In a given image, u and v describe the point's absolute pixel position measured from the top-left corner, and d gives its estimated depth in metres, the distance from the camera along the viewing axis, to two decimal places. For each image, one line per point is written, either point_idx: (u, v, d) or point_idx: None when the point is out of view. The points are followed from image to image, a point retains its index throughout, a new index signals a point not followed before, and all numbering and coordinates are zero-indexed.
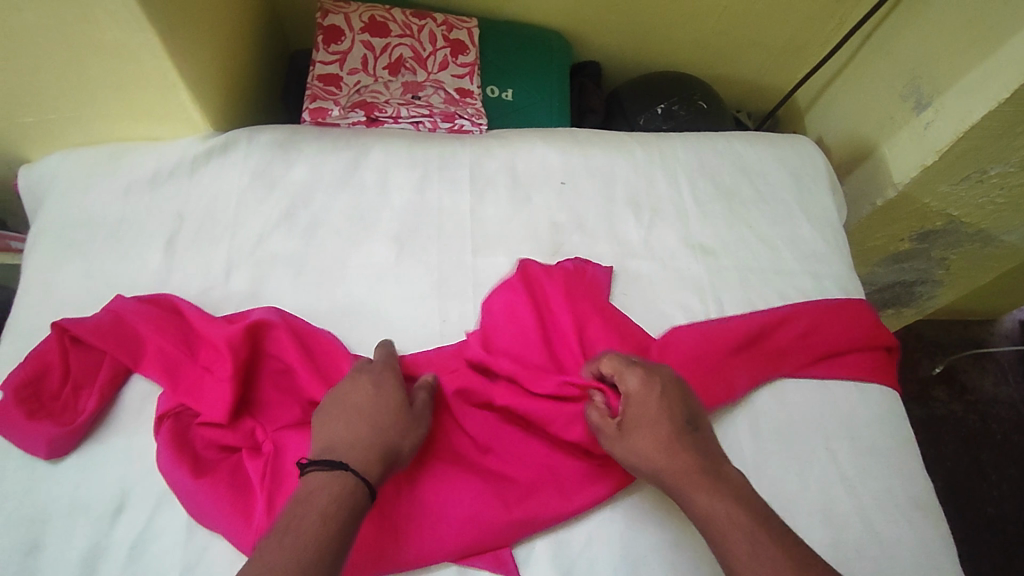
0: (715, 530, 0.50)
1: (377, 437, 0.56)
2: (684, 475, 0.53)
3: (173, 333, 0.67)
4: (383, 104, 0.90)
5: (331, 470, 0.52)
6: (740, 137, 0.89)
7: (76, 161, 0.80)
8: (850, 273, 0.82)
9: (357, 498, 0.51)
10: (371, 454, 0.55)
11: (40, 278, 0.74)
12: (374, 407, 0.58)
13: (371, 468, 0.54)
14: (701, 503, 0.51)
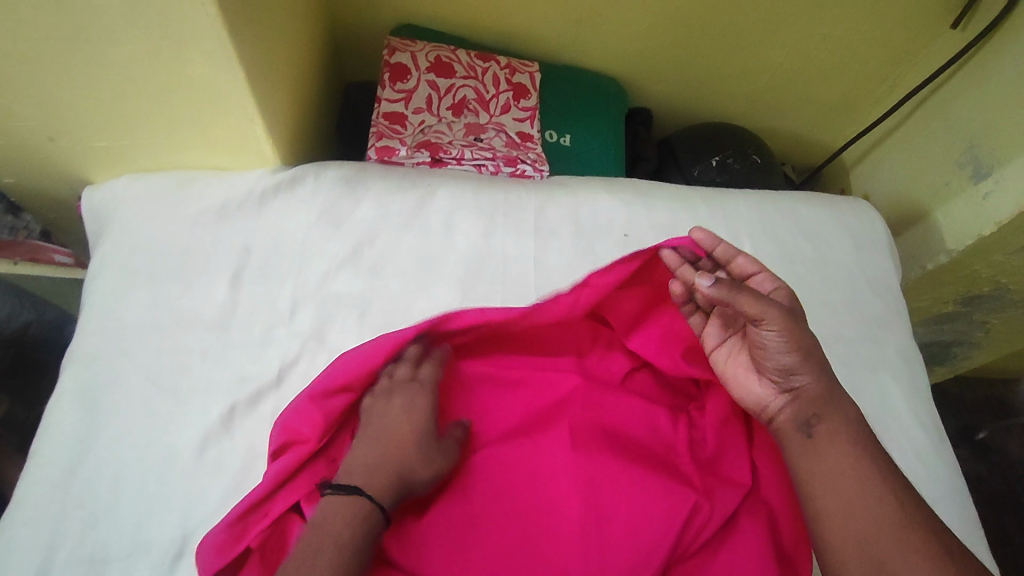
0: (847, 485, 0.56)
1: (390, 457, 0.58)
2: (828, 402, 0.59)
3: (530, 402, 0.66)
4: (447, 144, 0.89)
5: (351, 497, 0.55)
6: (799, 197, 0.90)
7: (145, 189, 0.80)
8: (907, 341, 0.82)
9: (372, 522, 0.54)
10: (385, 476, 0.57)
11: (103, 304, 0.73)
12: (384, 430, 0.60)
13: (381, 490, 0.56)
14: (842, 438, 0.57)
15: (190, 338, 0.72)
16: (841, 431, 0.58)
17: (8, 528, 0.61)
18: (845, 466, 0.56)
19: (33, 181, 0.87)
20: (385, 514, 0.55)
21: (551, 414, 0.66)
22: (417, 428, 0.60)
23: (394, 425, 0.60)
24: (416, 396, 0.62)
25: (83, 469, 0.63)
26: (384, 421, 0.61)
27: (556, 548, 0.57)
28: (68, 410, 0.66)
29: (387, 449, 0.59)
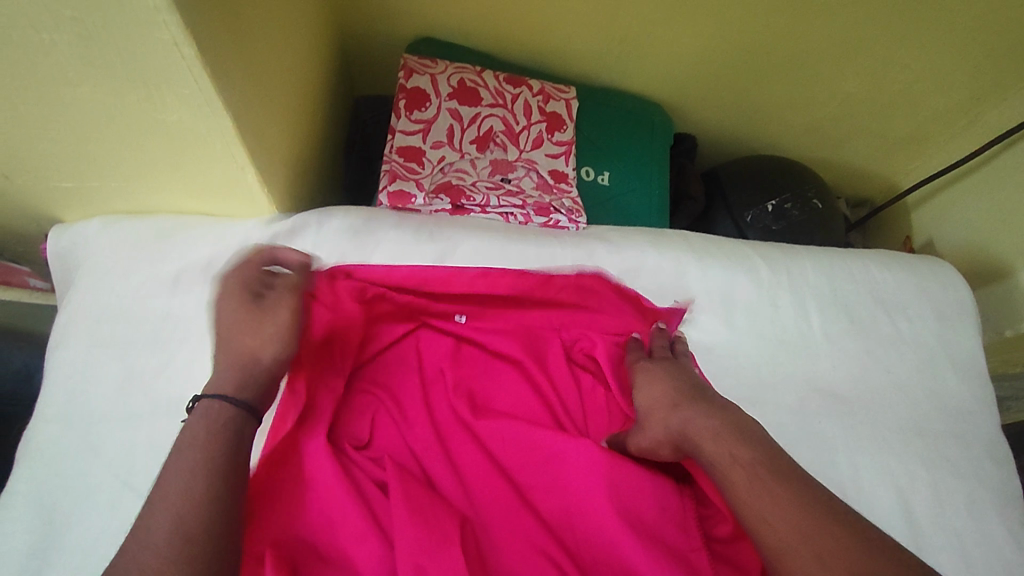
0: (770, 533, 0.45)
1: (241, 357, 0.52)
2: (718, 438, 0.52)
3: (539, 452, 0.61)
4: (470, 188, 0.78)
5: (208, 416, 0.47)
6: (874, 258, 0.78)
7: (121, 238, 0.69)
8: (997, 436, 0.71)
9: (234, 432, 0.48)
10: (227, 370, 0.51)
11: (67, 379, 0.62)
12: (238, 324, 0.53)
13: (242, 393, 0.50)
14: (740, 484, 0.48)
15: (167, 423, 0.61)
16: (738, 479, 0.48)
17: None
18: (760, 508, 0.46)
19: None
20: (253, 420, 0.49)
21: (562, 470, 0.60)
22: (271, 328, 0.54)
23: (250, 328, 0.53)
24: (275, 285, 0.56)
25: None
26: (234, 320, 0.54)
27: None
28: (22, 513, 0.56)
29: (234, 348, 0.52)
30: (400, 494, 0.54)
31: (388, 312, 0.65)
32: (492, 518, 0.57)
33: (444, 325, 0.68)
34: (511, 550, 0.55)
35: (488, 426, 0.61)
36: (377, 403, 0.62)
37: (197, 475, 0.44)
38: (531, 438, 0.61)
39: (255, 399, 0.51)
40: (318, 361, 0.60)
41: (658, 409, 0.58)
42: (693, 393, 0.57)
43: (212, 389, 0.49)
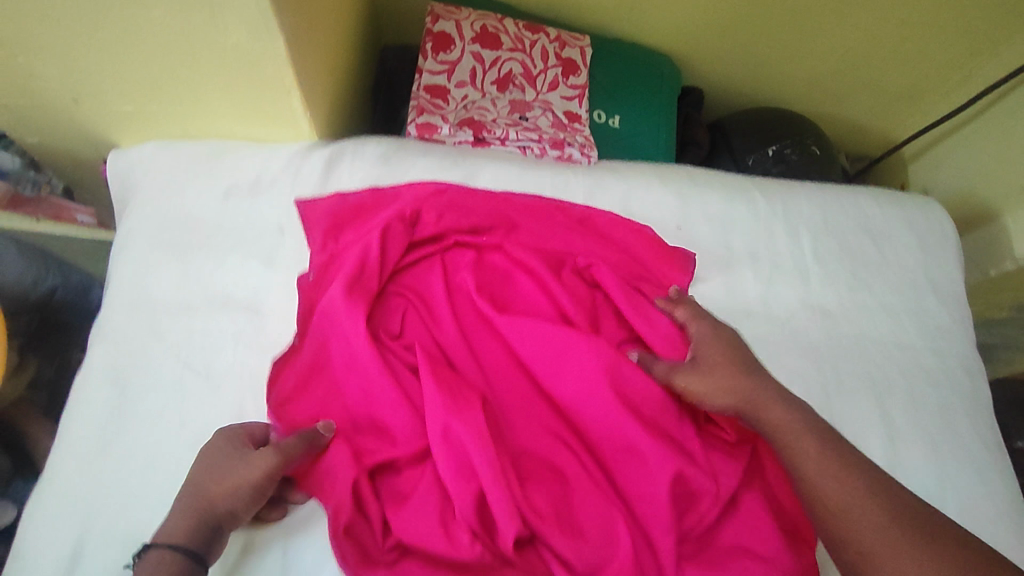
0: (827, 495, 0.53)
1: (206, 498, 0.53)
2: (780, 411, 0.59)
3: (553, 345, 0.66)
4: (491, 123, 0.84)
5: (163, 552, 0.50)
6: (865, 194, 0.85)
7: (176, 158, 0.76)
8: (970, 353, 0.78)
9: (176, 572, 0.49)
10: (184, 517, 0.52)
11: (133, 278, 0.70)
12: (214, 463, 0.55)
13: (188, 535, 0.52)
14: (803, 455, 0.55)
15: (221, 316, 0.69)
16: (805, 450, 0.55)
17: (39, 506, 0.60)
18: (820, 472, 0.54)
19: (56, 140, 0.84)
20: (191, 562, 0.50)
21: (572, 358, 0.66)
22: (237, 465, 0.55)
23: (224, 457, 0.55)
24: (245, 468, 0.54)
25: (111, 450, 0.62)
26: (212, 459, 0.55)
27: (593, 499, 0.61)
28: (100, 387, 0.65)
29: (200, 490, 0.54)
30: (428, 373, 0.62)
31: (420, 229, 0.72)
32: (508, 399, 0.66)
33: (469, 240, 0.74)
34: (526, 426, 0.64)
35: (507, 324, 0.68)
36: (412, 306, 0.70)
37: None
38: (545, 336, 0.67)
39: (202, 545, 0.52)
40: (355, 269, 0.66)
41: (717, 370, 0.63)
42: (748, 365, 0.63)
43: (162, 538, 0.51)
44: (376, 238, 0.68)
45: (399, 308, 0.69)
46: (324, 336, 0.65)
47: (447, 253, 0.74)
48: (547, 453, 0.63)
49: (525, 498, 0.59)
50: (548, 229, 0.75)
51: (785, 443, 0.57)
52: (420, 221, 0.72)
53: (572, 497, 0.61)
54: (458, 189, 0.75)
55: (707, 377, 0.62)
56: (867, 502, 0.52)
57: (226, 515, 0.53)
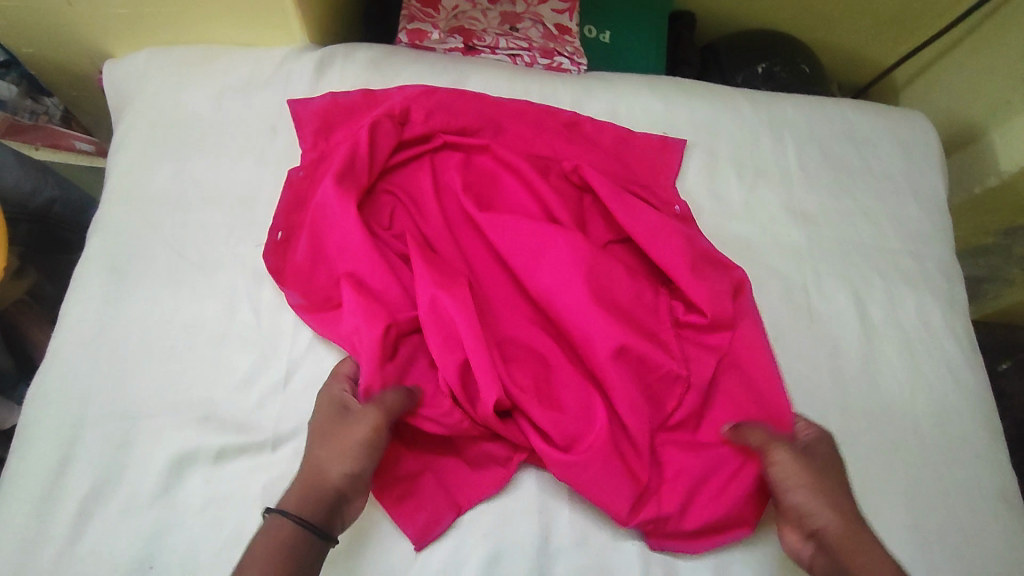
0: None
1: (326, 464, 0.53)
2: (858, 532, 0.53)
3: (536, 237, 0.67)
4: (481, 32, 0.85)
5: (294, 521, 0.50)
6: (851, 104, 0.85)
7: (169, 61, 0.77)
8: (950, 259, 0.79)
9: (300, 541, 0.49)
10: (301, 484, 0.52)
11: (127, 175, 0.71)
12: (330, 421, 0.56)
13: (309, 505, 0.51)
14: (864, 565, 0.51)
15: (211, 211, 0.69)
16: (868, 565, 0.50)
17: (39, 382, 0.61)
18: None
19: (53, 51, 0.85)
20: (316, 532, 0.50)
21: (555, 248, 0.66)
22: (341, 425, 0.55)
23: (334, 415, 0.57)
24: (354, 429, 0.54)
25: (105, 334, 0.63)
26: (328, 421, 0.56)
27: (571, 379, 0.63)
28: (94, 275, 0.66)
29: (317, 461, 0.53)
30: (416, 256, 0.64)
31: (411, 129, 0.73)
32: (492, 288, 0.67)
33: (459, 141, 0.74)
34: (508, 313, 0.66)
35: (491, 217, 0.68)
36: (402, 202, 0.71)
37: None
38: (528, 229, 0.67)
39: (323, 517, 0.51)
40: (346, 161, 0.67)
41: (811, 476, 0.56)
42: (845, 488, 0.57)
43: (280, 504, 0.51)
44: (366, 135, 0.69)
45: (392, 203, 0.71)
46: (314, 222, 0.66)
47: (436, 155, 0.74)
48: (528, 338, 0.65)
49: (506, 372, 0.61)
50: (536, 134, 0.76)
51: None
52: (409, 121, 0.73)
53: (552, 378, 0.64)
54: (449, 93, 0.75)
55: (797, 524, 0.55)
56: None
57: (342, 484, 0.53)
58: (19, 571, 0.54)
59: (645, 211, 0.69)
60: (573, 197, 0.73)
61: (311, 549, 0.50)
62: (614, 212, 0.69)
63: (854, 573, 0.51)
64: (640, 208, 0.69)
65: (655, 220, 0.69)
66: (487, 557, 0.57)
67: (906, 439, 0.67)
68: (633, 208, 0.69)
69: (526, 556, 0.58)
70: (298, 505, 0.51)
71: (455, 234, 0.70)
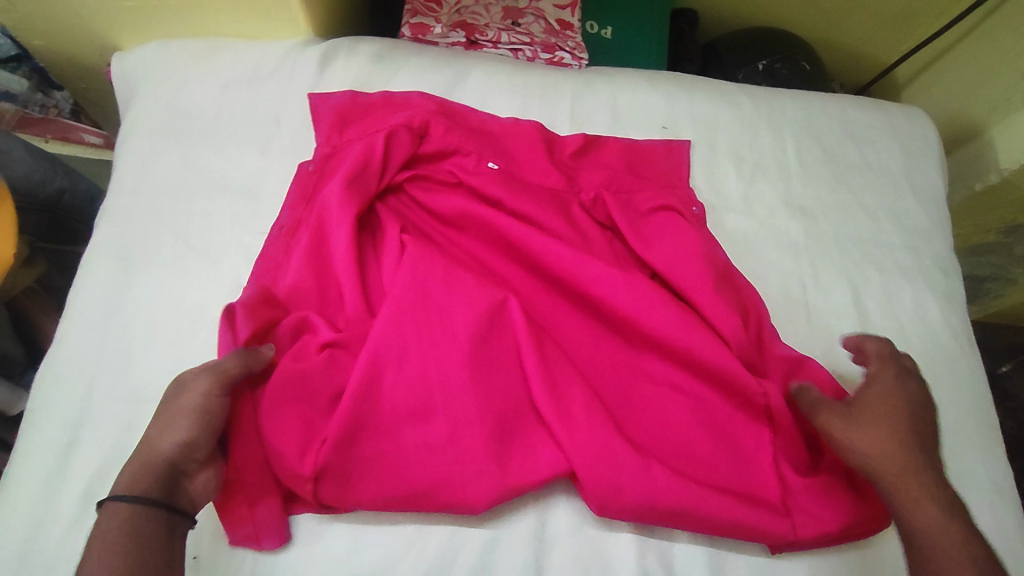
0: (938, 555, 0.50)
1: (151, 445, 0.51)
2: (906, 476, 0.54)
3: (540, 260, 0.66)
4: (483, 26, 0.86)
5: (129, 503, 0.48)
6: (850, 100, 0.86)
7: (176, 53, 0.79)
8: (948, 254, 0.79)
9: (142, 516, 0.48)
10: (131, 465, 0.50)
11: (135, 164, 0.73)
12: (175, 405, 0.52)
13: (141, 484, 0.49)
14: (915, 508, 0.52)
15: (216, 199, 0.71)
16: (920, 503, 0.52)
17: (48, 366, 0.62)
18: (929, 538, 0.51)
19: (64, 44, 0.86)
20: (156, 506, 0.49)
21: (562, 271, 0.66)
22: (199, 406, 0.52)
23: (184, 402, 0.52)
24: (190, 401, 0.52)
25: (112, 318, 0.64)
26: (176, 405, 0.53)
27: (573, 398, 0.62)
28: (101, 261, 0.67)
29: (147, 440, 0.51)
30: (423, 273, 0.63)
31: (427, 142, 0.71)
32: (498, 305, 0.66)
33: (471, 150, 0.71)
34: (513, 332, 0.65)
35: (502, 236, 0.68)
36: (413, 221, 0.70)
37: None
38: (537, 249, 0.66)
39: (161, 488, 0.49)
40: (357, 167, 0.67)
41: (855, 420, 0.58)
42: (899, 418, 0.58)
43: (113, 492, 0.49)
44: (381, 141, 0.68)
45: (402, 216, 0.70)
46: (321, 233, 0.65)
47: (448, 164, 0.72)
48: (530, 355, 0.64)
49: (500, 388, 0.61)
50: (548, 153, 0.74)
51: (930, 536, 0.51)
52: (428, 134, 0.71)
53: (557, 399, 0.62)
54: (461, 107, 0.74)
55: (866, 430, 0.56)
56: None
57: (180, 460, 0.51)
58: (27, 548, 0.54)
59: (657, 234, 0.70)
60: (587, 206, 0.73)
61: (155, 521, 0.48)
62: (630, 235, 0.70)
63: (904, 508, 0.53)
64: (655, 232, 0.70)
65: (671, 243, 0.69)
66: (484, 544, 0.57)
67: None
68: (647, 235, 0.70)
69: (522, 542, 0.58)
70: (136, 486, 0.49)
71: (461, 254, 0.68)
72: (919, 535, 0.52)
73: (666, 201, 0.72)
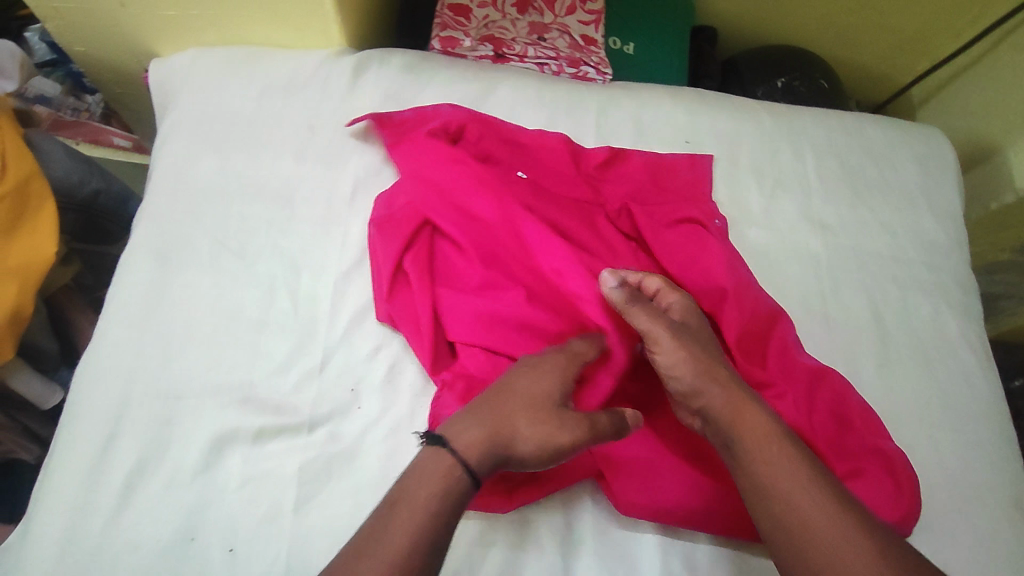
0: (774, 478, 0.52)
1: (499, 419, 0.54)
2: (742, 402, 0.56)
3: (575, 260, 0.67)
4: (510, 41, 0.88)
5: (449, 466, 0.50)
6: (869, 119, 0.87)
7: (214, 62, 0.81)
8: (965, 271, 0.81)
9: (462, 485, 0.50)
10: (476, 431, 0.52)
11: (173, 169, 0.75)
12: (540, 384, 0.57)
13: (478, 453, 0.51)
14: (750, 425, 0.55)
15: (252, 203, 0.73)
16: (749, 415, 0.55)
17: (88, 360, 0.64)
18: (770, 454, 0.53)
19: (104, 51, 0.89)
20: (474, 477, 0.51)
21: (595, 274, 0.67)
22: (553, 387, 0.57)
23: (524, 379, 0.57)
24: (554, 390, 0.57)
25: (152, 317, 0.66)
26: (516, 385, 0.56)
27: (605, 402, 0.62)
28: (141, 261, 0.69)
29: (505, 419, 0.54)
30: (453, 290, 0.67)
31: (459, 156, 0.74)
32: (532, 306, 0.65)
33: (500, 162, 0.74)
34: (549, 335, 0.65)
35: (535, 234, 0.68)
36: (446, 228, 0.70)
37: (425, 531, 0.47)
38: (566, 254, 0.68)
39: (492, 463, 0.52)
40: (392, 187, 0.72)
41: (691, 346, 0.60)
42: (710, 342, 0.62)
43: (453, 451, 0.51)
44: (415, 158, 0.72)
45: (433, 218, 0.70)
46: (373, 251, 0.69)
47: None
48: None
49: None
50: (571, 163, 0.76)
51: (748, 438, 0.54)
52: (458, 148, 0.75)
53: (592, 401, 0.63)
54: (488, 120, 0.77)
55: (681, 345, 0.60)
56: (828, 504, 0.50)
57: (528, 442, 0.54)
58: (69, 537, 0.57)
59: (682, 244, 0.72)
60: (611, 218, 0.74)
61: (465, 492, 0.50)
62: (654, 246, 0.72)
63: (739, 428, 0.55)
64: (678, 242, 0.72)
65: (694, 249, 0.71)
66: (511, 543, 0.59)
67: (918, 443, 0.68)
68: (673, 242, 0.72)
69: (548, 544, 0.59)
70: (471, 450, 0.51)
71: (500, 260, 0.68)
72: (740, 437, 0.54)
73: (688, 215, 0.75)
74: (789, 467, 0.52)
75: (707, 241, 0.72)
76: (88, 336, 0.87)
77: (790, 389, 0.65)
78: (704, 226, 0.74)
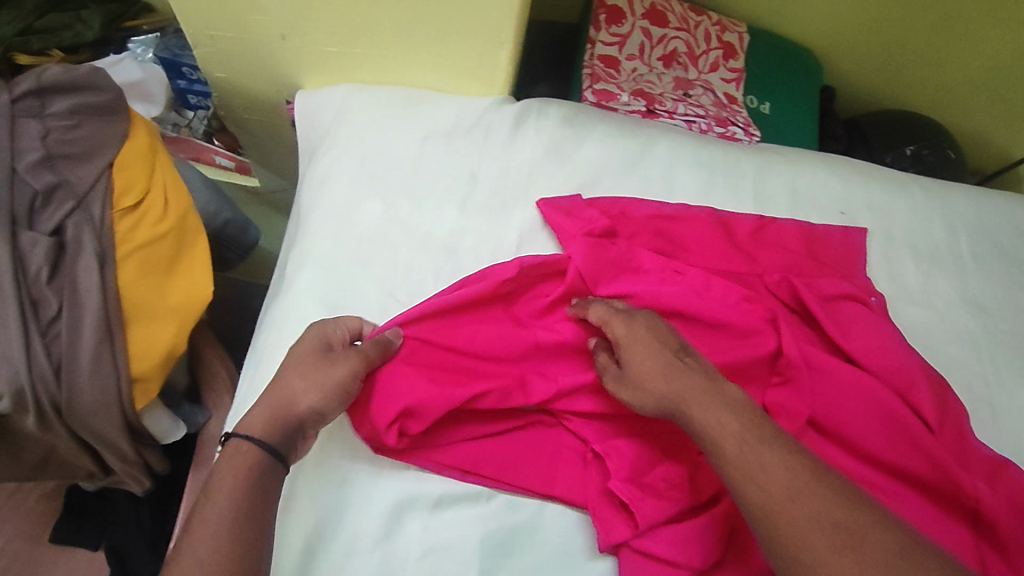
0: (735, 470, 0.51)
1: (278, 392, 0.56)
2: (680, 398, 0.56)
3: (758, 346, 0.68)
4: (660, 96, 0.88)
5: (266, 450, 0.53)
6: (1016, 199, 0.87)
7: (370, 100, 0.79)
8: None
9: (264, 466, 0.53)
10: (268, 412, 0.55)
11: (334, 211, 0.73)
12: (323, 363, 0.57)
13: (268, 431, 0.54)
14: (700, 422, 0.55)
15: (419, 253, 0.71)
16: (700, 415, 0.55)
17: None
18: (724, 446, 0.52)
19: (247, 80, 0.88)
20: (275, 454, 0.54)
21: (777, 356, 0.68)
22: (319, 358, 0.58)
23: (304, 350, 0.58)
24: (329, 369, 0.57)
25: None
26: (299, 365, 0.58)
27: None
28: (311, 309, 0.68)
29: (284, 390, 0.56)
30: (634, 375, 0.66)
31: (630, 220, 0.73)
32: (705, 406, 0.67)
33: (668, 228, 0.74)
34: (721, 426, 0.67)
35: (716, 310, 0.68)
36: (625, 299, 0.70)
37: (235, 523, 0.49)
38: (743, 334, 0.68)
39: (281, 441, 0.54)
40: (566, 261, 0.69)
41: (639, 368, 0.60)
42: (671, 348, 0.60)
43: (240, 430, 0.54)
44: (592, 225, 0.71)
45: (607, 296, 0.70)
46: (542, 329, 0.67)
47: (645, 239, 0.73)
48: None
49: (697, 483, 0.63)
50: (736, 229, 0.76)
51: (711, 432, 0.54)
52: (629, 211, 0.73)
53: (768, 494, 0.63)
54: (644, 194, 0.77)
55: (634, 380, 0.60)
56: (803, 489, 0.48)
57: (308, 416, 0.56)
58: None
59: (850, 324, 0.72)
60: (779, 289, 0.74)
61: (266, 471, 0.53)
62: (828, 321, 0.71)
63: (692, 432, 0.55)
64: (850, 321, 0.72)
65: (867, 330, 0.71)
66: None
67: None
68: (844, 320, 0.72)
69: None
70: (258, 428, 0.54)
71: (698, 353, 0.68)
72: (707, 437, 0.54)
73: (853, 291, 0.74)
74: (779, 462, 0.50)
75: (875, 322, 0.72)
76: (220, 397, 0.87)
77: (979, 483, 0.64)
78: (866, 304, 0.74)
